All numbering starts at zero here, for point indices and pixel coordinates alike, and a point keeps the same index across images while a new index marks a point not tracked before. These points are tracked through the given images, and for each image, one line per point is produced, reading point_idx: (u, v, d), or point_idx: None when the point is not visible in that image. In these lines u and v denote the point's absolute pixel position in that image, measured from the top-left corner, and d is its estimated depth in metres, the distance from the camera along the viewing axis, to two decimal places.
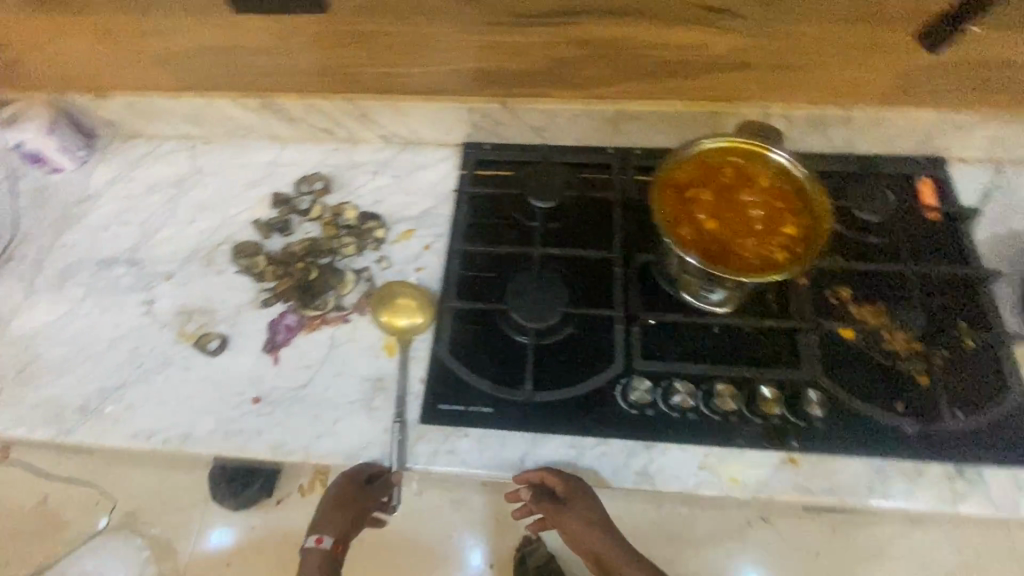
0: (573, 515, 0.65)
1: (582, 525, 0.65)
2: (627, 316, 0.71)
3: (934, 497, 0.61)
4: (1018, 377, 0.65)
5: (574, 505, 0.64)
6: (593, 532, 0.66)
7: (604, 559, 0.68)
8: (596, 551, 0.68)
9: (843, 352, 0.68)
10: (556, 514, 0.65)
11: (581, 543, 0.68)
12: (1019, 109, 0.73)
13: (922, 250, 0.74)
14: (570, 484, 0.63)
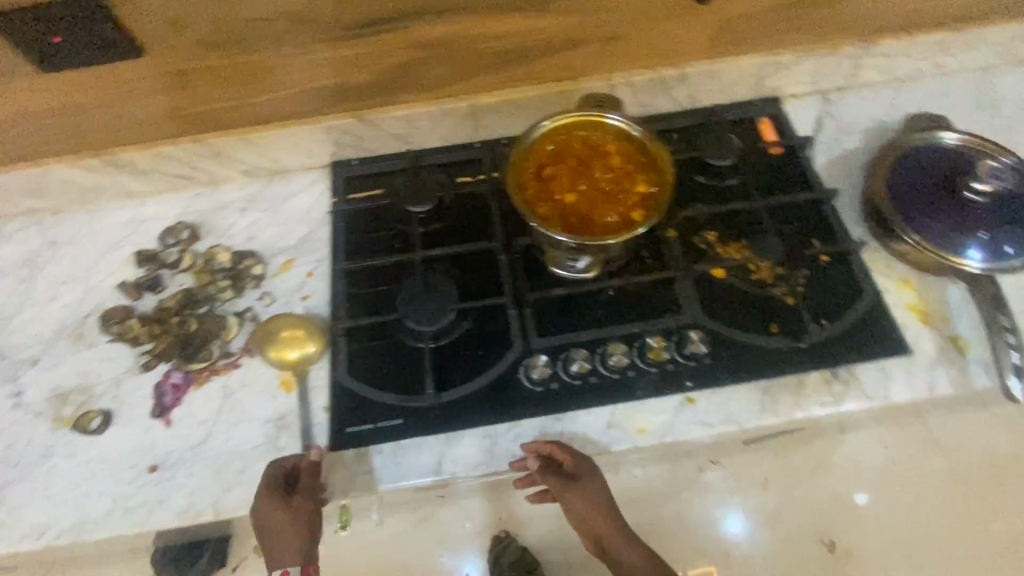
0: (577, 493, 0.65)
1: (587, 505, 0.66)
2: (518, 300, 0.72)
3: (817, 402, 0.66)
4: (867, 278, 0.72)
5: (579, 482, 0.65)
6: (598, 511, 0.67)
7: (603, 539, 0.69)
8: (597, 530, 0.68)
9: (718, 289, 0.72)
10: (564, 492, 0.65)
11: (586, 525, 0.68)
12: (823, 42, 0.83)
13: (772, 183, 0.80)
14: (574, 459, 0.64)
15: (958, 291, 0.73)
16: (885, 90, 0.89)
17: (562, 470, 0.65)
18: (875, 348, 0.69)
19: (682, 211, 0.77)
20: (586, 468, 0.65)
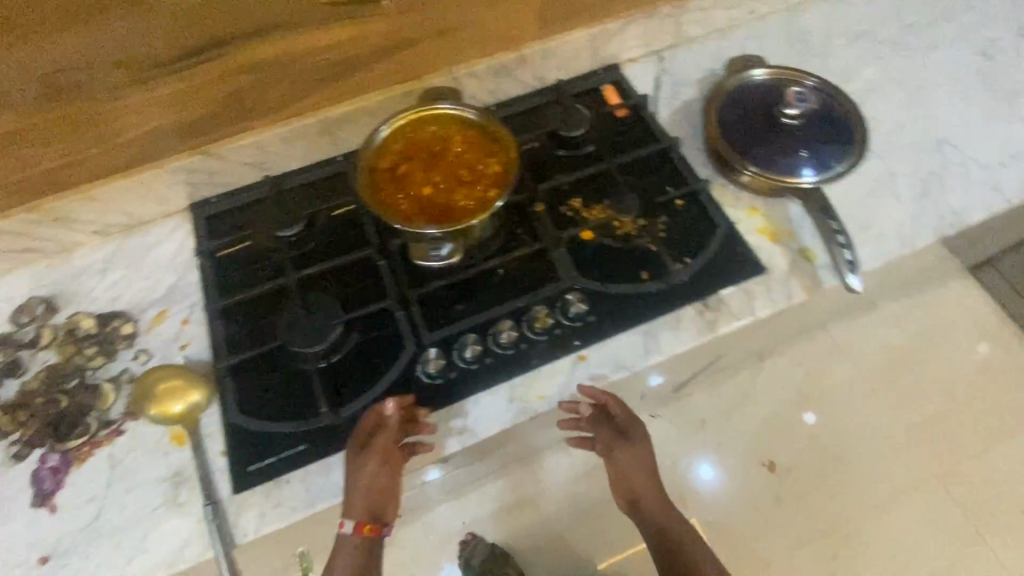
0: (625, 443, 0.78)
1: (631, 453, 0.78)
2: (401, 300, 0.72)
3: (693, 333, 0.72)
4: (718, 212, 0.78)
5: (629, 431, 0.78)
6: (639, 466, 0.79)
7: (637, 496, 0.81)
8: (632, 487, 0.80)
9: (589, 250, 0.76)
10: (614, 442, 0.79)
11: (623, 481, 0.81)
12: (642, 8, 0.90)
13: (623, 143, 0.85)
14: (628, 409, 0.77)
15: (796, 207, 0.80)
16: (711, 40, 0.96)
17: (614, 427, 0.79)
18: (736, 273, 0.75)
19: (545, 184, 0.81)
20: (635, 421, 0.79)
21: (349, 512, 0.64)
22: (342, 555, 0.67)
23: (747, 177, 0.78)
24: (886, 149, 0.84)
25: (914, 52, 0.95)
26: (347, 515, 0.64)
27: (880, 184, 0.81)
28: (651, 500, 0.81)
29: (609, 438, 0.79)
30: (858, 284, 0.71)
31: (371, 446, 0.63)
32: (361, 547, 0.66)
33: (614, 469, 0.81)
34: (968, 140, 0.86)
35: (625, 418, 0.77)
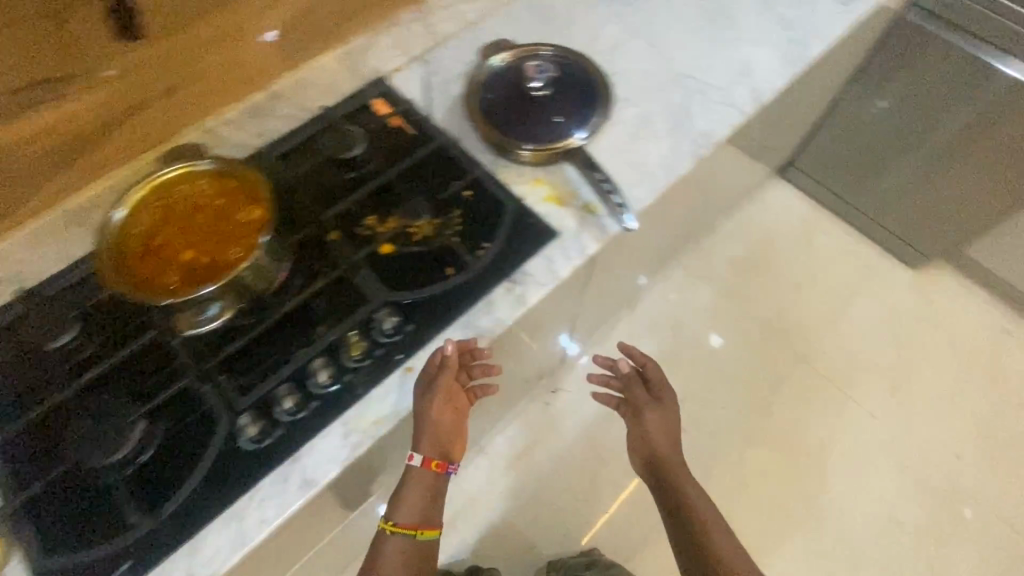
0: (652, 403, 0.97)
1: (656, 416, 0.96)
2: (204, 374, 0.68)
3: (507, 311, 0.75)
4: (504, 194, 0.82)
5: (660, 395, 0.98)
6: (665, 435, 0.95)
7: (659, 464, 0.93)
8: (659, 453, 0.94)
9: (391, 263, 0.76)
10: (645, 404, 0.97)
11: (649, 443, 0.95)
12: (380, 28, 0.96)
13: (404, 149, 0.86)
14: (661, 375, 1.00)
15: (572, 168, 0.85)
16: (466, 33, 0.99)
17: (649, 391, 0.99)
18: (534, 243, 0.79)
19: (333, 211, 0.79)
20: (664, 385, 0.99)
21: (418, 447, 0.74)
22: (407, 492, 0.76)
23: (527, 155, 0.83)
24: (638, 96, 0.92)
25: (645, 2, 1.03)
26: (416, 448, 0.75)
27: (639, 129, 0.89)
28: (673, 473, 0.92)
29: (640, 399, 0.98)
30: (629, 222, 0.80)
31: (433, 386, 0.68)
32: (428, 483, 0.76)
33: (640, 433, 0.96)
34: (703, 70, 0.96)
35: (655, 375, 0.99)
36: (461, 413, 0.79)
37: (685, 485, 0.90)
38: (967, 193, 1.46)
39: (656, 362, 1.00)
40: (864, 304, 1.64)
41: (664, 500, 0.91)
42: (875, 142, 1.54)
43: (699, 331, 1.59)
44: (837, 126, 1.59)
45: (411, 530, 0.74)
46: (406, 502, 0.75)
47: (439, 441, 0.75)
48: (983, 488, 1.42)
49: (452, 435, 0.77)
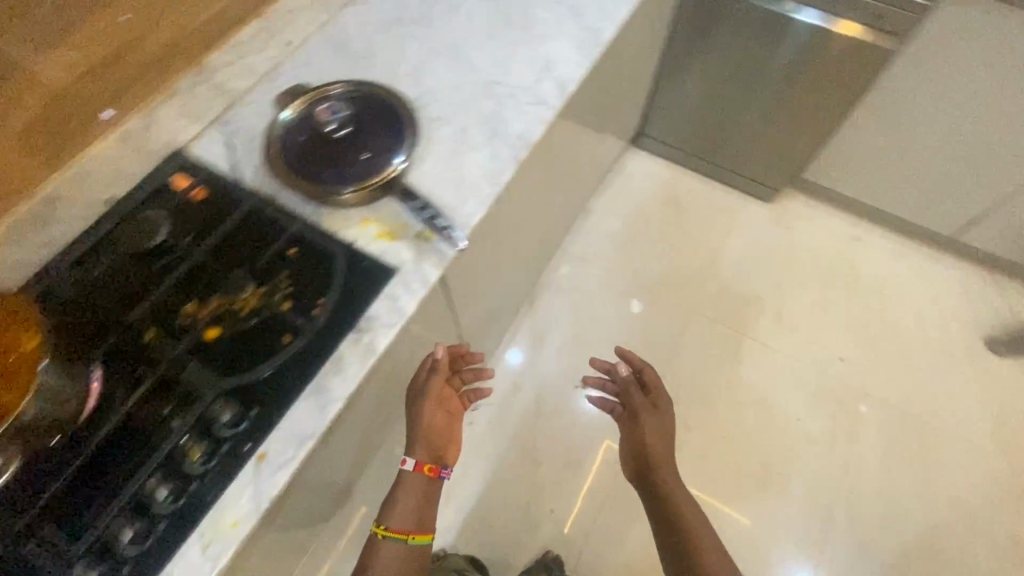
0: (648, 408, 1.09)
1: (652, 418, 1.08)
2: (21, 531, 0.60)
3: (358, 364, 0.71)
4: (331, 242, 0.78)
5: (656, 401, 1.11)
6: (660, 440, 1.05)
7: (650, 466, 1.03)
8: (654, 455, 1.03)
9: (220, 348, 0.71)
10: (642, 409, 1.09)
11: (641, 444, 1.05)
12: (167, 102, 0.91)
13: (216, 221, 0.80)
14: (657, 386, 1.13)
15: (396, 202, 0.82)
16: (263, 84, 0.94)
17: (646, 399, 1.12)
18: (373, 285, 0.76)
19: (146, 308, 0.73)
20: (661, 394, 1.12)
21: (414, 452, 0.96)
22: (402, 494, 0.94)
23: (349, 197, 0.80)
24: (450, 112, 0.92)
25: (439, 18, 1.04)
26: (413, 453, 0.96)
27: (457, 145, 0.89)
28: (664, 474, 1.02)
29: (639, 404, 1.11)
30: (462, 239, 0.79)
31: (432, 371, 0.97)
32: (422, 484, 0.95)
33: (635, 433, 1.07)
34: (508, 73, 0.97)
35: (654, 384, 1.13)
36: (454, 422, 1.02)
37: (671, 485, 0.99)
38: (788, 129, 1.59)
39: (656, 374, 1.14)
40: (733, 247, 1.77)
41: (653, 497, 1.00)
42: (702, 97, 1.65)
43: (595, 314, 1.69)
44: (668, 90, 1.70)
45: (403, 531, 0.90)
46: (399, 511, 0.92)
47: (432, 444, 0.97)
48: (870, 384, 1.55)
49: (442, 443, 0.98)
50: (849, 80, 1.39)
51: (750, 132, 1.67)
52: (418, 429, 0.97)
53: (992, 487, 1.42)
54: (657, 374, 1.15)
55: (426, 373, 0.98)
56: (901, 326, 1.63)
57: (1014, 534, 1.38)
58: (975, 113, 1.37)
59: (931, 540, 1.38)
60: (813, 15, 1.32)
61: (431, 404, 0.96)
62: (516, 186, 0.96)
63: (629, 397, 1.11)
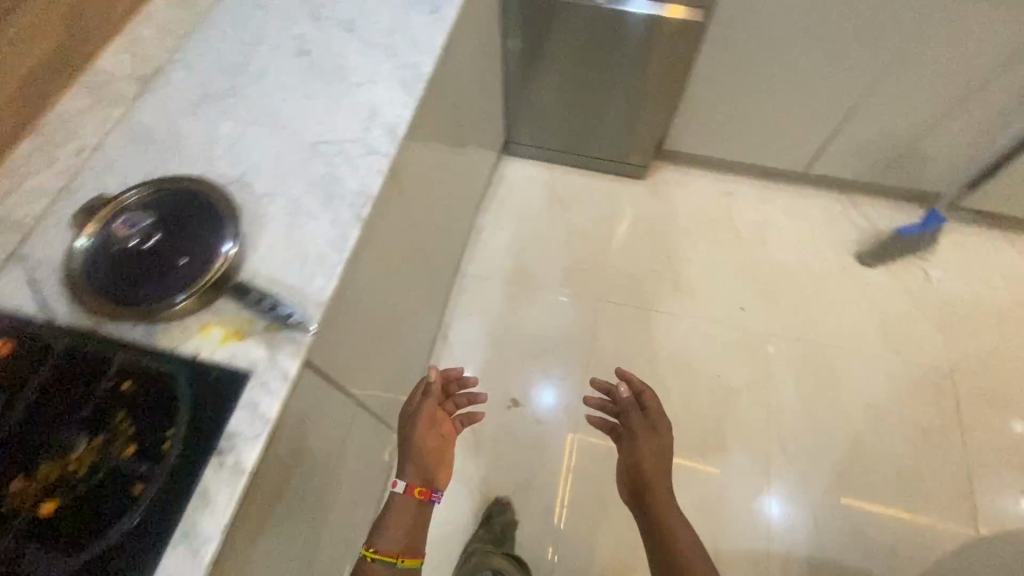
0: (646, 430, 1.12)
1: (649, 439, 1.10)
2: None
3: (225, 493, 0.64)
4: (169, 363, 0.70)
5: (655, 423, 1.13)
6: (659, 462, 1.07)
7: (643, 489, 1.05)
8: (651, 476, 1.05)
9: (62, 520, 0.63)
10: (640, 430, 1.12)
11: (636, 465, 1.07)
12: None
13: (28, 376, 0.70)
14: (658, 408, 1.15)
15: (233, 302, 0.75)
16: (61, 203, 0.84)
17: (646, 420, 1.14)
18: (226, 399, 0.69)
19: None
20: (660, 416, 1.14)
21: (404, 475, 1.06)
22: (394, 516, 1.03)
23: (180, 307, 0.72)
24: (278, 184, 0.87)
25: (248, 86, 0.98)
26: (403, 476, 1.06)
27: (294, 218, 0.84)
28: (659, 494, 1.03)
29: (639, 425, 1.13)
30: (315, 322, 0.74)
31: (426, 393, 1.13)
32: (412, 508, 1.04)
33: (633, 453, 1.10)
34: (332, 129, 0.93)
35: (655, 407, 1.15)
36: (445, 447, 1.12)
37: (664, 506, 1.01)
38: (638, 109, 1.66)
39: (656, 395, 1.17)
40: (622, 230, 1.83)
41: (647, 518, 1.02)
42: (554, 98, 1.70)
43: (509, 328, 1.67)
44: (520, 98, 1.73)
45: (390, 555, 0.98)
46: (390, 533, 1.01)
47: (421, 468, 1.07)
48: (772, 324, 1.65)
49: (430, 467, 1.08)
50: (673, 52, 1.46)
51: (606, 119, 1.72)
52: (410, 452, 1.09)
53: (895, 386, 1.55)
54: (657, 396, 1.17)
55: (420, 396, 1.13)
56: (785, 263, 1.74)
57: (922, 423, 1.51)
58: (787, 59, 1.49)
59: (856, 449, 1.48)
60: (643, 4, 1.38)
61: (422, 424, 1.10)
62: (370, 241, 0.92)
63: (627, 417, 1.14)
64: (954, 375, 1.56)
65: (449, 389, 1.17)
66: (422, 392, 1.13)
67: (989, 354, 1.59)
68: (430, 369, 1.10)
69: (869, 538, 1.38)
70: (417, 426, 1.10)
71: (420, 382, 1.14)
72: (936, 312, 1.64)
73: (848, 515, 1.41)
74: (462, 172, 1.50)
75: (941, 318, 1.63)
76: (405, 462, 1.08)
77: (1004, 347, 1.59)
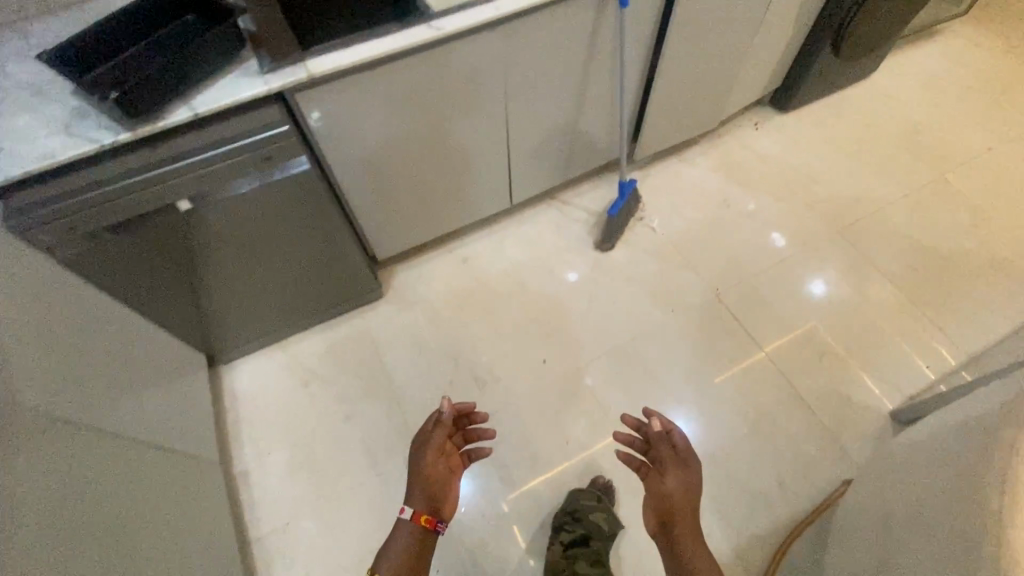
0: (677, 466, 1.07)
1: (679, 478, 1.05)
2: None
3: None
4: None
5: (687, 457, 1.08)
6: (685, 495, 1.03)
7: (670, 521, 1.01)
8: (681, 506, 1.02)
9: None
10: (668, 462, 1.08)
11: (666, 498, 1.03)
12: None
13: None
14: (688, 443, 1.11)
15: None
16: None
17: (676, 449, 1.11)
18: None
19: None
20: (690, 452, 1.09)
21: (410, 501, 1.00)
22: (397, 544, 0.95)
23: None
24: None
25: None
26: (408, 502, 1.00)
27: None
28: (686, 531, 0.99)
29: (666, 457, 1.10)
30: None
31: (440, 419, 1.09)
32: (416, 539, 0.96)
33: (657, 486, 1.06)
34: None
35: (682, 440, 1.11)
36: (451, 481, 1.07)
37: (691, 545, 0.97)
38: (323, 256, 1.45)
39: (683, 430, 1.12)
40: (396, 359, 1.61)
41: (672, 556, 0.97)
42: (231, 290, 1.39)
43: (349, 555, 1.35)
44: (193, 313, 1.38)
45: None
46: (388, 562, 0.93)
47: (429, 495, 1.01)
48: (576, 356, 1.62)
49: (437, 496, 1.02)
50: (317, 193, 1.24)
51: (305, 273, 1.47)
52: (418, 479, 1.03)
53: (697, 338, 1.63)
54: (687, 433, 1.12)
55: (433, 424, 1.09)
56: (549, 292, 1.72)
57: (731, 354, 1.60)
58: (429, 139, 1.39)
59: (709, 416, 1.51)
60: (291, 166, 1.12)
61: (433, 448, 1.06)
62: None
63: (658, 451, 1.10)
64: (722, 296, 1.69)
65: (460, 421, 1.15)
66: (435, 421, 1.09)
67: (732, 261, 1.76)
68: (445, 399, 1.05)
69: (761, 490, 1.41)
70: (428, 452, 1.06)
71: (432, 411, 1.11)
72: (677, 255, 1.78)
73: (736, 483, 1.42)
74: (165, 464, 1.14)
75: (683, 257, 1.77)
76: (411, 489, 1.02)
77: (736, 248, 1.78)
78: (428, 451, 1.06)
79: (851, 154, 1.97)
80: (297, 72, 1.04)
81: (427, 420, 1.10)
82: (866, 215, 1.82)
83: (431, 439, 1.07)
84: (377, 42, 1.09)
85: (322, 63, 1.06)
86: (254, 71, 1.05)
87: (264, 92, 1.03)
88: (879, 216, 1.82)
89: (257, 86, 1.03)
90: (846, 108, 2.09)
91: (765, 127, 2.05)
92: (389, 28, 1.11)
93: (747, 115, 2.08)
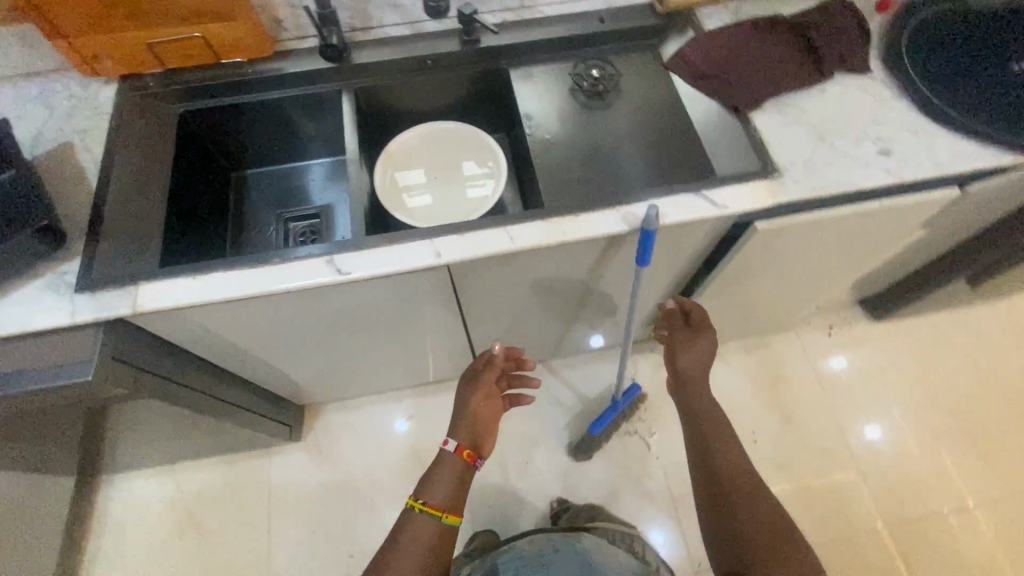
0: (688, 341, 0.96)
1: (693, 353, 0.95)
2: None
3: None
4: None
5: (698, 329, 0.96)
6: (695, 358, 0.95)
7: (686, 384, 0.95)
8: (693, 373, 0.95)
9: None
10: (683, 339, 0.96)
11: (679, 368, 0.96)
12: None
13: None
14: (707, 321, 0.97)
15: None
16: None
17: (689, 318, 0.98)
18: None
19: None
20: (704, 321, 0.96)
21: (454, 435, 0.90)
22: (439, 475, 0.87)
23: None
24: None
25: None
26: (452, 436, 0.90)
27: None
28: (702, 401, 0.93)
29: (678, 335, 0.97)
30: None
31: (491, 361, 0.95)
32: (457, 471, 0.88)
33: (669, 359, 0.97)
34: None
35: (699, 312, 0.97)
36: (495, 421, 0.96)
37: (704, 411, 0.92)
38: (211, 432, 1.17)
39: (702, 307, 0.98)
40: (287, 534, 1.36)
41: (692, 414, 0.93)
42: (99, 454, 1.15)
43: None
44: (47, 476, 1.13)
45: (439, 512, 0.83)
46: (434, 485, 0.86)
47: (471, 436, 0.91)
48: None
49: (480, 437, 0.92)
50: (175, 407, 0.94)
51: (195, 439, 1.20)
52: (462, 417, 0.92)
53: None
54: (704, 307, 0.98)
55: (479, 366, 0.95)
56: (491, 494, 1.39)
57: None
58: (355, 335, 1.06)
59: None
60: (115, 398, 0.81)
61: (475, 391, 0.93)
62: None
63: (673, 334, 0.97)
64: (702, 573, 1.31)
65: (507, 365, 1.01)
66: (484, 362, 0.96)
67: None
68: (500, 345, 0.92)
69: None
70: (475, 394, 0.93)
71: (481, 355, 0.97)
72: (666, 493, 1.39)
73: None
74: None
75: (668, 498, 1.38)
76: (455, 423, 0.92)
77: None
78: (474, 392, 0.94)
79: (944, 410, 1.47)
80: (120, 305, 0.73)
81: (477, 360, 0.97)
82: (932, 515, 1.35)
83: (479, 380, 0.94)
84: (251, 272, 0.76)
85: (161, 296, 0.74)
86: (67, 285, 0.74)
87: (67, 324, 0.73)
88: (949, 522, 1.34)
89: (59, 316, 0.73)
90: (963, 339, 1.55)
91: (843, 337, 1.56)
92: (276, 254, 0.77)
93: (824, 312, 1.58)
